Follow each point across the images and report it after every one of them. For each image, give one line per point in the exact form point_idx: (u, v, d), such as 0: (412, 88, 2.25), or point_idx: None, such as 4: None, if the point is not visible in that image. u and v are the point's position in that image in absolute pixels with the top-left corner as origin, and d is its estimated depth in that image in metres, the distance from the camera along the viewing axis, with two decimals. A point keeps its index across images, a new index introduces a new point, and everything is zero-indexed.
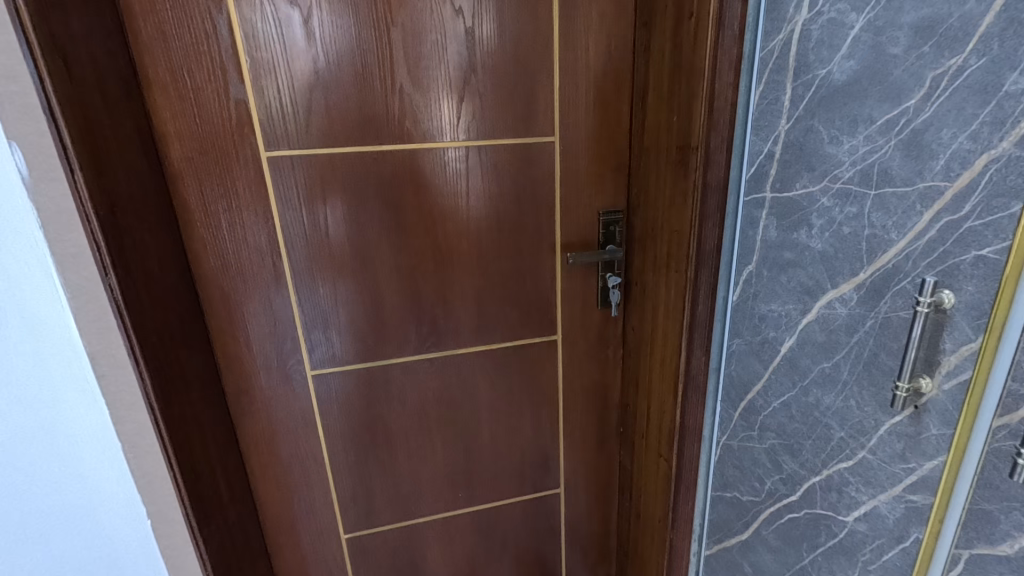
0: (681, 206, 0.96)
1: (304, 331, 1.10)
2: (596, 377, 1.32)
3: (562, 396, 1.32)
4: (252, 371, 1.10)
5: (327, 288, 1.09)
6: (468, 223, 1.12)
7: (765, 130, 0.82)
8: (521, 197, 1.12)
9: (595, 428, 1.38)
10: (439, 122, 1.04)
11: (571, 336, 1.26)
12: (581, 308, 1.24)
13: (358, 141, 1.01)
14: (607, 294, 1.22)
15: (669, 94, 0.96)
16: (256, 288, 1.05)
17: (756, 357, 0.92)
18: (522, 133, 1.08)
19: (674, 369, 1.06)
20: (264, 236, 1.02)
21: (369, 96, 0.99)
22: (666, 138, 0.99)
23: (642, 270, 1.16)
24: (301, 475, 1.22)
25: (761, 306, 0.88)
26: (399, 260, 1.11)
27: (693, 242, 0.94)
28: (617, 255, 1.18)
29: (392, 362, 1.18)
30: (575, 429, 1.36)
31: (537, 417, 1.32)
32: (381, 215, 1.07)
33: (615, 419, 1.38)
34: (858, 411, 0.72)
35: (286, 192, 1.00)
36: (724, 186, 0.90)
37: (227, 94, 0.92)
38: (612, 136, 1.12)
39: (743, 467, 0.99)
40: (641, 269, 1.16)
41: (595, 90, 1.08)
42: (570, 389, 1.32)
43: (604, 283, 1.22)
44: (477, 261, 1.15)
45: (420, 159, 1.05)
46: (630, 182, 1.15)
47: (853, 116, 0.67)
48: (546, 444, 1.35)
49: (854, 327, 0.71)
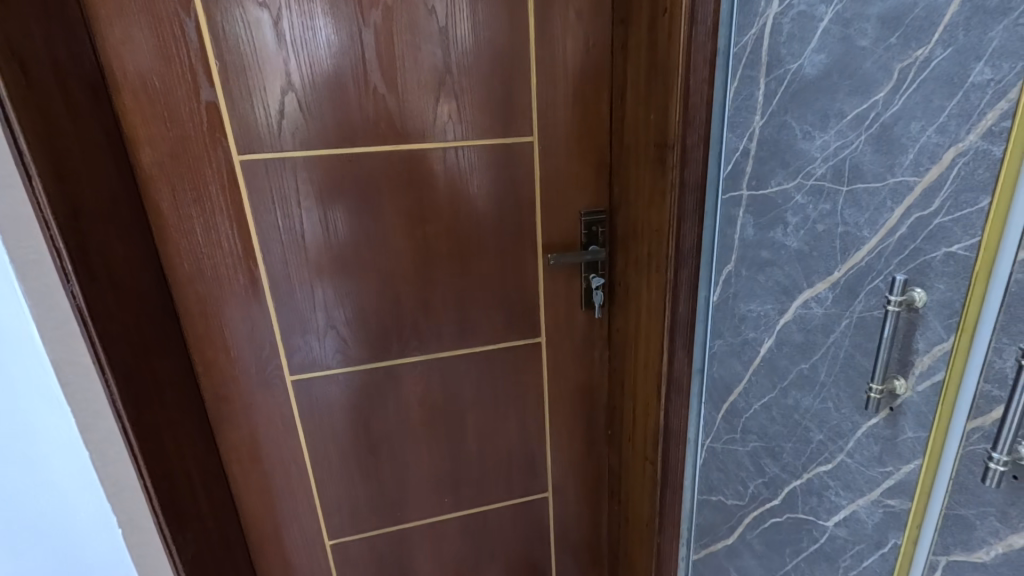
0: (659, 205, 0.95)
1: (283, 336, 1.09)
2: (583, 378, 1.30)
3: (548, 399, 1.30)
4: (231, 376, 1.09)
5: (305, 292, 1.07)
6: (447, 225, 1.10)
7: (741, 127, 0.81)
8: (501, 197, 1.11)
9: (582, 431, 1.36)
10: (415, 123, 1.02)
11: (556, 338, 1.25)
12: (565, 310, 1.23)
13: (333, 143, 0.99)
14: (591, 295, 1.20)
15: (647, 92, 0.95)
16: (232, 293, 1.04)
17: (737, 358, 0.90)
18: (500, 133, 1.07)
19: (657, 371, 1.04)
20: (239, 240, 1.01)
21: (343, 98, 0.97)
22: (644, 137, 0.97)
23: (625, 271, 1.14)
24: (283, 481, 1.21)
25: (740, 306, 0.86)
26: (378, 264, 1.09)
27: (672, 241, 0.92)
28: (600, 255, 1.16)
29: (373, 366, 1.16)
30: (562, 432, 1.34)
31: (523, 420, 1.30)
32: (358, 218, 1.05)
33: (603, 421, 1.36)
34: (835, 413, 0.70)
35: (261, 196, 0.99)
36: (702, 185, 0.89)
37: (198, 98, 0.92)
38: (593, 135, 1.11)
39: (727, 470, 0.97)
40: (624, 269, 1.14)
41: (573, 89, 1.07)
42: (556, 392, 1.30)
43: (588, 285, 1.20)
44: (457, 263, 1.13)
45: (391, 162, 1.03)
46: (612, 181, 1.14)
47: (824, 111, 0.65)
48: (533, 448, 1.34)
49: (830, 327, 0.69)
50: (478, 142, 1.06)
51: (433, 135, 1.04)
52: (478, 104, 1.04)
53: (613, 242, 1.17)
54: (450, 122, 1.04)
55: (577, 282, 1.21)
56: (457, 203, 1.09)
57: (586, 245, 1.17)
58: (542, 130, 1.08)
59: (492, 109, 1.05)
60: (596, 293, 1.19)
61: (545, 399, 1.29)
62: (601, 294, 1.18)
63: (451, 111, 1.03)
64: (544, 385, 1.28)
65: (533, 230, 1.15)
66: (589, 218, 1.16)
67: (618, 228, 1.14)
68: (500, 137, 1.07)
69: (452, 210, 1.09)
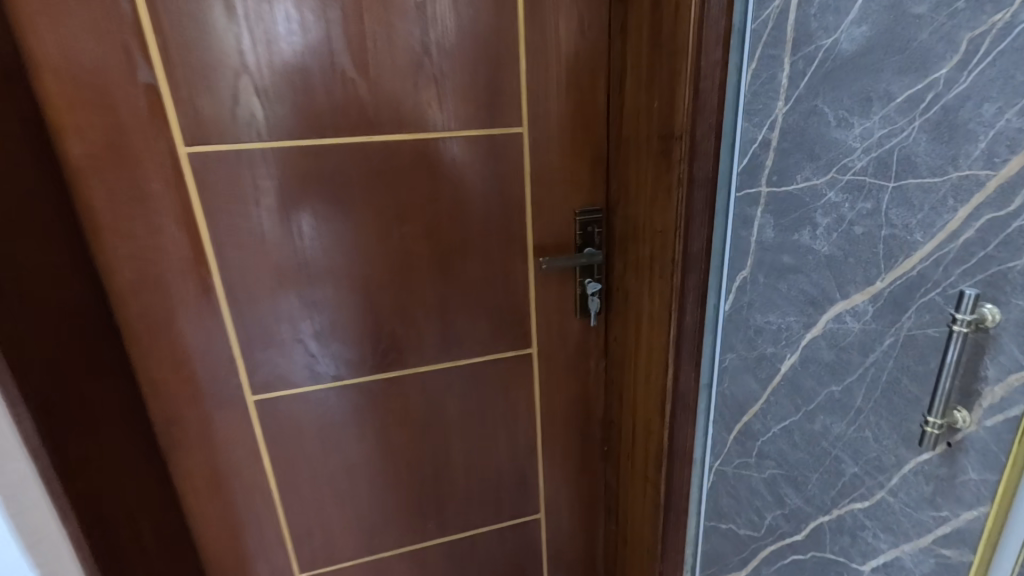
0: (664, 203, 0.85)
1: (243, 351, 0.97)
2: (577, 392, 1.20)
3: (540, 414, 1.20)
4: (183, 398, 0.97)
5: (267, 302, 0.95)
6: (427, 226, 0.99)
7: (759, 114, 0.71)
8: (487, 196, 1.00)
9: (577, 448, 1.25)
10: (389, 112, 0.91)
11: (549, 349, 1.14)
12: (558, 318, 1.12)
13: (295, 134, 0.87)
14: (587, 302, 1.10)
15: (649, 76, 0.85)
16: (183, 304, 0.92)
17: (751, 374, 0.80)
18: (486, 123, 0.95)
19: (660, 386, 0.95)
20: (189, 244, 0.89)
21: (306, 81, 0.85)
22: (646, 127, 0.87)
23: (624, 276, 1.04)
24: (247, 511, 1.08)
25: (756, 317, 0.77)
26: (349, 270, 0.97)
27: (679, 244, 0.83)
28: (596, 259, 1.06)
29: (346, 383, 1.04)
30: (555, 449, 1.24)
31: (514, 438, 1.20)
32: (325, 219, 0.93)
33: (599, 436, 1.26)
34: (875, 444, 0.61)
35: (212, 194, 0.87)
36: (712, 180, 0.79)
37: (135, 79, 0.79)
38: (588, 125, 1.00)
39: (738, 497, 0.88)
40: (622, 274, 1.04)
41: (566, 74, 0.96)
42: (548, 407, 1.19)
43: (583, 290, 1.10)
44: (439, 268, 1.02)
45: (349, 155, 0.91)
46: (608, 177, 1.03)
47: (865, 93, 0.56)
48: (523, 467, 1.23)
49: (869, 346, 0.59)
50: (462, 133, 0.95)
51: (410, 125, 0.92)
52: (462, 91, 0.93)
53: (609, 244, 1.07)
54: (429, 110, 0.92)
55: (572, 288, 1.10)
56: (439, 202, 0.98)
57: (582, 247, 1.07)
58: (533, 119, 0.97)
59: (477, 96, 0.93)
60: (593, 300, 1.09)
61: (536, 414, 1.19)
62: (599, 301, 1.08)
63: (431, 98, 0.92)
64: (536, 400, 1.18)
65: (523, 231, 1.04)
66: (585, 217, 1.05)
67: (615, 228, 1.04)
68: (487, 127, 0.96)
69: (432, 209, 0.98)
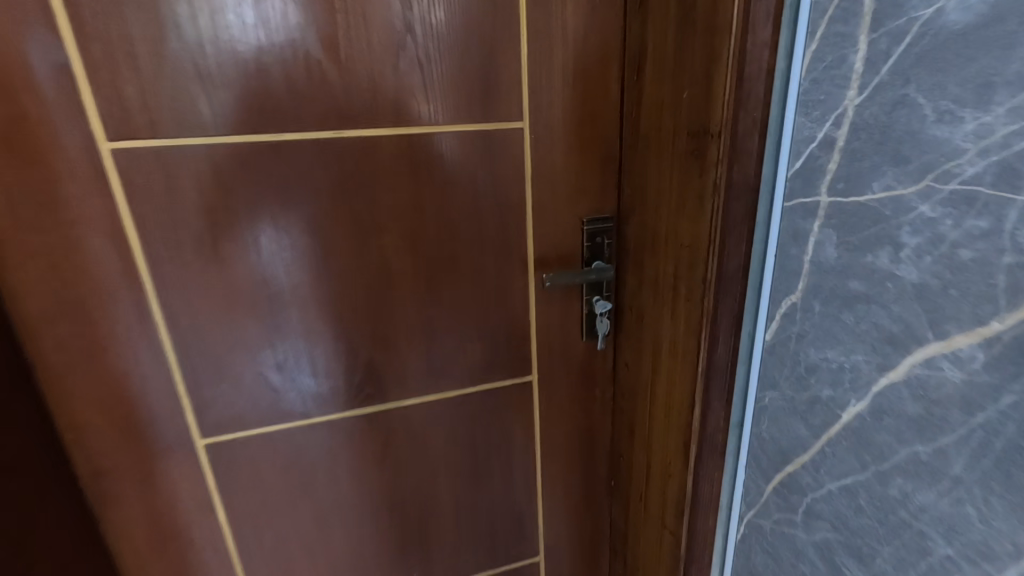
0: (694, 214, 0.71)
1: (188, 388, 0.81)
2: (582, 423, 1.06)
3: (541, 450, 1.05)
4: (116, 445, 0.81)
5: (217, 330, 0.79)
6: (410, 238, 0.84)
7: (820, 107, 0.57)
8: (480, 202, 0.85)
9: (581, 484, 1.12)
10: (363, 102, 0.75)
11: (551, 376, 1.00)
12: (561, 341, 0.98)
13: (247, 127, 0.72)
14: (594, 323, 0.96)
15: (675, 62, 0.71)
16: (112, 333, 0.76)
17: (799, 418, 0.67)
18: (479, 117, 0.81)
19: (685, 424, 0.82)
20: (116, 261, 0.73)
21: (260, 63, 0.70)
22: (671, 124, 0.73)
23: (638, 295, 0.90)
24: (198, 571, 0.92)
25: (810, 352, 0.64)
26: (317, 290, 0.82)
27: (713, 261, 0.70)
28: (605, 274, 0.92)
29: (314, 422, 0.88)
30: (557, 487, 1.10)
31: (511, 477, 1.05)
32: (287, 230, 0.78)
33: (606, 471, 1.12)
34: (980, 525, 0.50)
35: (144, 200, 0.71)
36: (754, 187, 0.66)
37: (38, 58, 0.63)
38: (598, 120, 0.85)
39: (778, 556, 0.76)
40: (635, 292, 0.90)
41: (573, 60, 0.81)
42: (550, 441, 1.05)
43: (590, 310, 0.96)
44: (424, 286, 0.87)
45: (325, 153, 0.76)
46: (619, 180, 0.89)
47: (986, 79, 0.44)
48: (521, 507, 1.09)
49: (978, 405, 0.48)
50: (451, 128, 0.80)
51: (388, 118, 0.77)
52: (451, 78, 0.78)
53: (619, 258, 0.93)
54: (412, 100, 0.77)
55: (578, 307, 0.96)
56: (424, 210, 0.83)
57: (590, 261, 0.93)
58: (534, 113, 0.83)
59: (469, 84, 0.79)
60: (602, 321, 0.95)
61: (536, 449, 1.05)
62: (609, 322, 0.94)
63: (414, 86, 0.77)
64: (536, 434, 1.04)
65: (523, 243, 0.90)
66: (594, 227, 0.91)
67: (627, 240, 0.90)
68: (481, 122, 0.81)
69: (416, 218, 0.83)
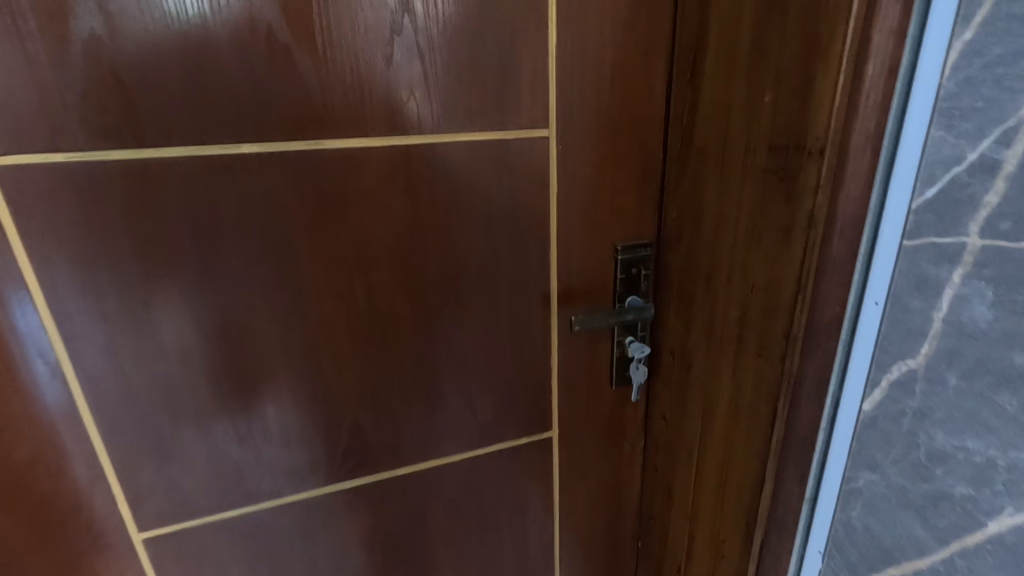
0: (777, 250, 0.56)
1: (119, 471, 0.63)
2: (608, 482, 0.90)
3: (560, 514, 0.89)
4: (21, 547, 0.62)
5: (158, 398, 0.61)
6: (407, 275, 0.67)
7: (973, 121, 0.44)
8: (494, 229, 0.69)
9: (605, 550, 0.96)
10: (347, 103, 0.58)
11: (573, 430, 0.84)
12: (586, 390, 0.82)
13: (191, 135, 0.54)
14: (627, 369, 0.81)
15: (753, 56, 0.56)
16: (10, 408, 0.57)
17: (914, 513, 0.54)
18: (494, 124, 0.64)
19: (749, 502, 0.67)
20: (10, 314, 0.54)
21: (204, 50, 0.52)
22: (744, 135, 0.58)
23: (683, 339, 0.74)
24: None
25: (939, 436, 0.50)
26: (289, 342, 0.64)
27: (805, 311, 0.55)
28: (642, 313, 0.76)
29: (286, 502, 0.71)
30: (578, 554, 0.94)
31: (526, 548, 0.89)
32: (248, 269, 0.60)
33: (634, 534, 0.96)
34: None
35: (47, 234, 0.53)
36: (860, 219, 0.51)
37: None
38: (639, 128, 0.69)
39: None
40: (679, 335, 0.75)
41: (611, 53, 0.65)
42: (571, 504, 0.89)
43: (621, 353, 0.80)
44: (424, 332, 0.70)
45: (296, 169, 0.58)
46: (662, 200, 0.73)
47: None
48: None
49: None
50: (460, 137, 0.63)
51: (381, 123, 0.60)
52: (460, 74, 0.61)
53: (660, 292, 0.77)
54: (409, 101, 0.60)
55: (607, 350, 0.80)
56: (425, 239, 0.66)
57: (625, 295, 0.77)
58: (563, 118, 0.66)
59: (482, 80, 0.62)
60: (638, 367, 0.79)
61: (554, 514, 0.89)
62: (645, 369, 0.79)
63: (412, 83, 0.60)
64: (556, 497, 0.88)
65: (545, 277, 0.73)
66: (632, 255, 0.75)
67: (671, 273, 0.74)
68: (497, 130, 0.64)
69: (416, 250, 0.66)
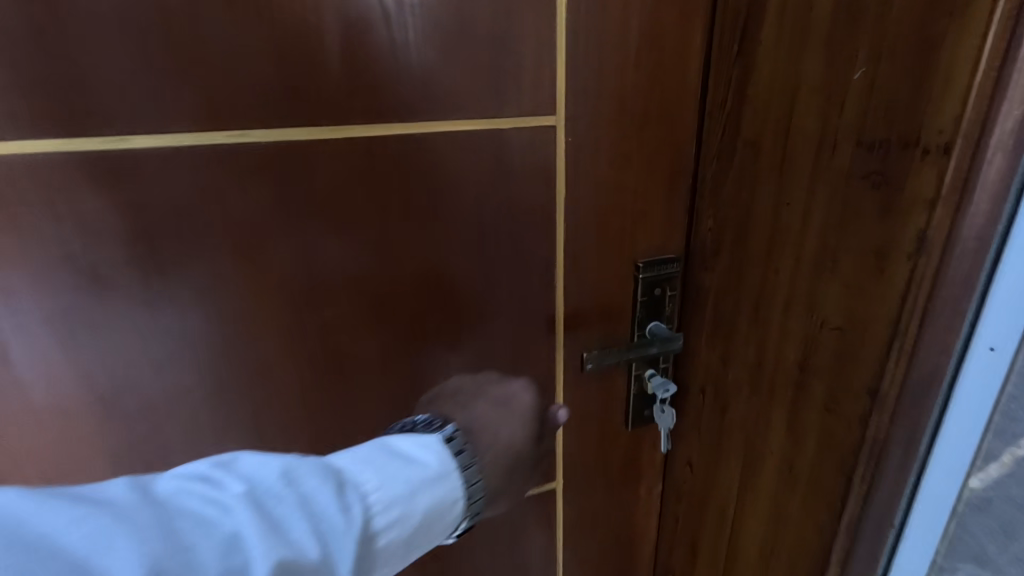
0: (862, 279, 0.42)
1: None
2: (622, 535, 0.77)
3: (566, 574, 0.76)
4: None
5: (45, 470, 0.47)
6: (374, 306, 0.52)
7: None
8: (487, 246, 0.54)
9: None
10: (284, 81, 0.43)
11: (582, 479, 0.71)
12: (597, 432, 0.69)
13: (68, 124, 0.39)
14: (645, 409, 0.67)
15: (839, 18, 0.41)
16: None
17: None
18: (485, 111, 0.49)
19: None
20: None
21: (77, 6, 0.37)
22: (818, 124, 0.44)
23: (718, 377, 0.61)
24: None
25: None
26: (218, 397, 0.49)
27: (902, 362, 0.41)
28: (667, 346, 0.63)
29: None
30: None
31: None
32: (158, 303, 0.45)
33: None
34: None
35: None
36: (989, 241, 0.37)
37: None
38: (669, 116, 0.55)
39: None
40: (713, 372, 0.61)
41: (637, 19, 0.50)
42: (579, 562, 0.76)
43: (639, 391, 0.66)
44: (399, 377, 0.55)
45: (219, 171, 0.43)
46: (693, 206, 0.59)
47: None
48: None
49: None
50: (439, 128, 0.48)
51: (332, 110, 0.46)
52: (440, 44, 0.46)
53: (689, 318, 0.63)
54: (369, 78, 0.45)
55: (623, 387, 0.67)
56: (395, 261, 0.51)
57: (648, 322, 0.63)
58: (573, 104, 0.51)
59: (469, 53, 0.47)
60: (661, 408, 0.65)
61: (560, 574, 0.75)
62: (671, 411, 0.65)
63: (373, 54, 0.44)
64: (559, 555, 0.74)
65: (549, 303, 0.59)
66: (658, 274, 0.61)
67: (705, 295, 0.60)
68: (488, 119, 0.49)
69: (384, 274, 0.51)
